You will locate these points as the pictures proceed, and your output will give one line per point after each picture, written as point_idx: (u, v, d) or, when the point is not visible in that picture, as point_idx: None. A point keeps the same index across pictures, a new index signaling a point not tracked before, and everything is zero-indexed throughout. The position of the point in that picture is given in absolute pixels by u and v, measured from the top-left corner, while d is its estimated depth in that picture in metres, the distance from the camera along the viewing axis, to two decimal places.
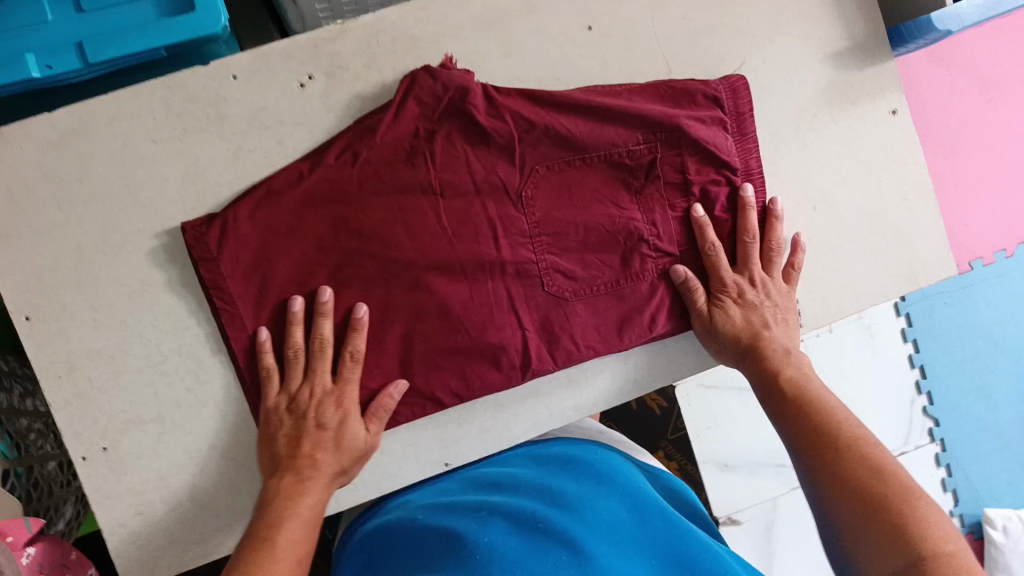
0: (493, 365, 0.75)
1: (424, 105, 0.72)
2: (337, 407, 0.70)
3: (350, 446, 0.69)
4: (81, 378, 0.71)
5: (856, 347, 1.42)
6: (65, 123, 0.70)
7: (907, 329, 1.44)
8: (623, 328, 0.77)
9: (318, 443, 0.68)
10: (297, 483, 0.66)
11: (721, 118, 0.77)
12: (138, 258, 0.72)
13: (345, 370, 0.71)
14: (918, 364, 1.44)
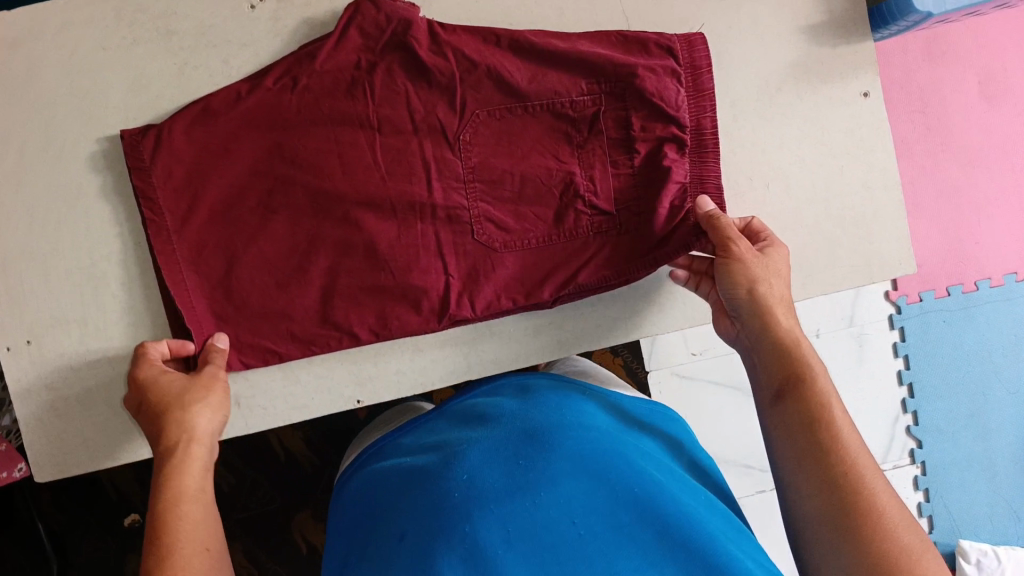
0: (413, 307, 0.76)
1: (366, 35, 0.72)
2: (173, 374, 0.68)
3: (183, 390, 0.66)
4: (12, 272, 0.73)
5: (842, 357, 1.31)
6: (20, 21, 0.71)
7: (900, 343, 1.31)
8: (547, 282, 0.76)
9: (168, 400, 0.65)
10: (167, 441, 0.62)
11: (673, 69, 0.73)
12: (76, 161, 0.73)
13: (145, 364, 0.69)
14: (906, 381, 1.32)
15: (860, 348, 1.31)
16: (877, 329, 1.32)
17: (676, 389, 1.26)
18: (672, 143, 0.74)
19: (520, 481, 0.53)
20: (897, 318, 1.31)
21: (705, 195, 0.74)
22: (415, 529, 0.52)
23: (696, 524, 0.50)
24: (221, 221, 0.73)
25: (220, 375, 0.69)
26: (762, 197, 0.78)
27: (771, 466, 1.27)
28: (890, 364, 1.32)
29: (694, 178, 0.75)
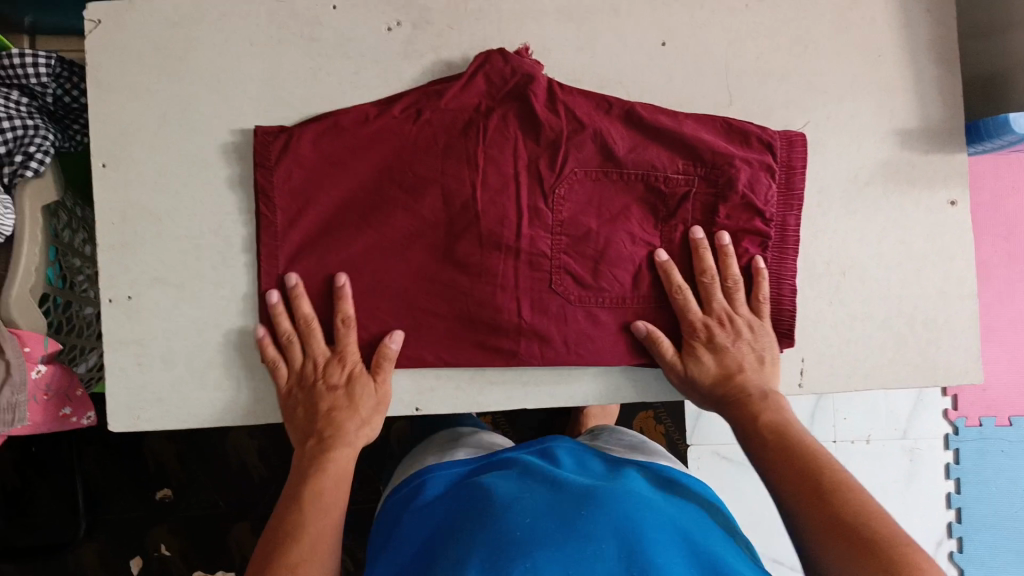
0: (484, 342, 0.80)
1: (491, 83, 0.79)
2: (341, 369, 0.78)
3: (371, 396, 0.78)
4: (130, 230, 0.80)
5: (891, 469, 1.32)
6: (185, 9, 0.79)
7: (952, 466, 1.32)
8: (615, 343, 0.80)
9: (334, 403, 0.77)
10: (320, 446, 0.76)
11: (769, 164, 0.76)
12: (208, 142, 0.80)
13: (339, 336, 0.78)
14: (955, 505, 1.32)
15: (912, 462, 1.32)
16: (931, 446, 1.32)
17: (715, 467, 1.28)
18: (755, 236, 0.77)
19: (576, 534, 0.65)
20: (953, 439, 1.31)
21: (777, 294, 0.78)
22: (483, 554, 0.64)
23: (729, 557, 0.66)
24: (327, 225, 0.80)
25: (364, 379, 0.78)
26: (836, 284, 0.79)
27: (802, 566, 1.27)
28: (939, 486, 1.32)
29: (771, 274, 0.78)
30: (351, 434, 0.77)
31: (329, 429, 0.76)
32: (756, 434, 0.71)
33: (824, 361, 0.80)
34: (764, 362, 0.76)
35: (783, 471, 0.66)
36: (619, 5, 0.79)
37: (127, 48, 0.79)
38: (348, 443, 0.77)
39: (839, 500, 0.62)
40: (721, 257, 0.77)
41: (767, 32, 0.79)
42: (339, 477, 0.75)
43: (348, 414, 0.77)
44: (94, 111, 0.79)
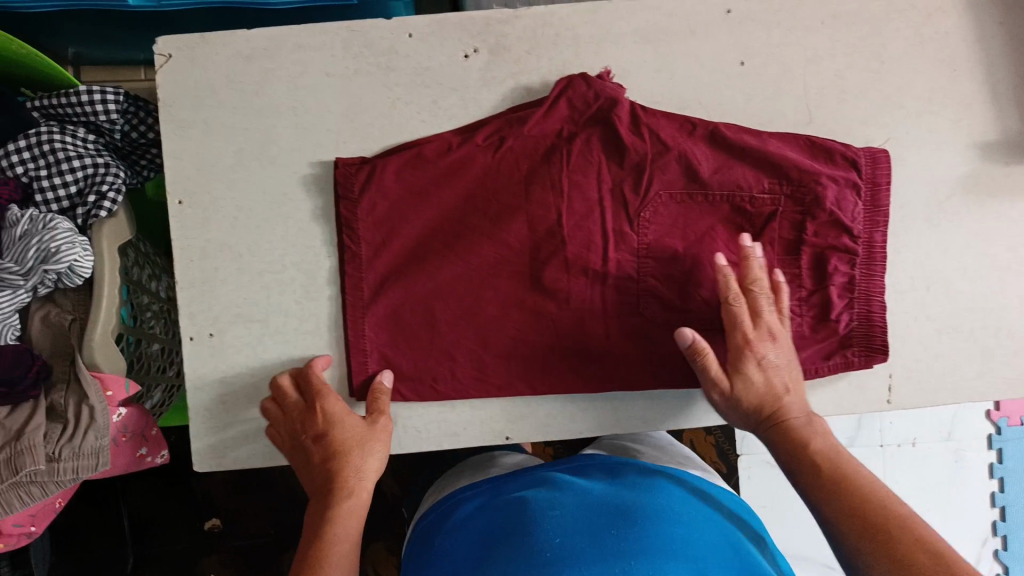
0: (574, 368, 0.80)
1: (574, 108, 0.78)
2: (323, 420, 0.73)
3: (357, 435, 0.72)
4: (210, 266, 0.78)
5: (937, 471, 1.34)
6: (259, 40, 0.78)
7: (996, 464, 1.33)
8: None
9: (323, 455, 0.71)
10: (320, 507, 0.68)
11: (855, 182, 0.77)
12: (287, 175, 0.78)
13: (316, 390, 0.74)
14: (999, 504, 1.33)
15: (957, 464, 1.33)
16: (976, 447, 1.33)
17: (764, 476, 1.28)
18: (842, 253, 0.78)
19: (610, 551, 0.65)
20: (996, 439, 1.33)
21: (867, 310, 0.78)
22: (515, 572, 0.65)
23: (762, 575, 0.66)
24: (412, 256, 0.79)
25: (348, 419, 0.73)
26: (921, 297, 0.81)
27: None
28: (984, 485, 1.33)
29: (861, 290, 0.78)
30: (350, 483, 0.69)
31: (327, 482, 0.69)
32: (805, 461, 0.68)
33: (912, 377, 0.81)
34: (802, 381, 0.74)
35: (838, 503, 0.64)
36: (696, 25, 0.79)
37: (200, 82, 0.78)
38: (351, 494, 0.69)
39: (907, 534, 0.60)
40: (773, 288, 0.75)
41: (845, 49, 0.79)
42: (346, 532, 0.67)
43: (341, 461, 0.70)
44: (169, 148, 0.78)
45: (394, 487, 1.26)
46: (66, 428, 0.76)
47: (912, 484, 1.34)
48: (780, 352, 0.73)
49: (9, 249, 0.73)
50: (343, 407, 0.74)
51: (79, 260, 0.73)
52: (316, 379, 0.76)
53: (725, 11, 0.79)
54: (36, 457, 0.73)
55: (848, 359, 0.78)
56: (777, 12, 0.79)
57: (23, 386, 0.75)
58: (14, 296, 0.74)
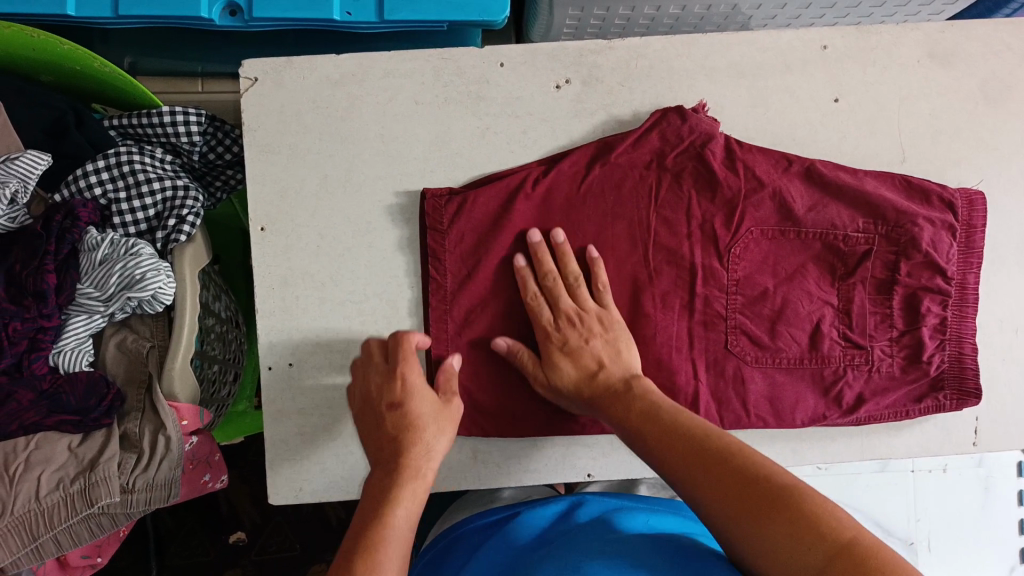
0: None
1: (666, 142, 0.76)
2: (400, 387, 0.66)
3: (431, 409, 0.66)
4: (291, 295, 0.76)
5: (965, 498, 1.25)
6: (348, 66, 0.76)
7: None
8: (795, 407, 0.77)
9: (395, 425, 0.64)
10: (384, 476, 0.62)
11: (951, 224, 0.76)
12: (373, 204, 0.77)
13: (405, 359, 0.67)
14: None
15: (985, 491, 1.25)
16: (1005, 474, 1.25)
17: None
18: (935, 294, 0.77)
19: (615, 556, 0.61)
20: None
21: (958, 352, 0.77)
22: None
23: None
24: (497, 288, 0.76)
25: (427, 395, 0.67)
26: (1009, 340, 0.79)
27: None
28: (1012, 512, 1.25)
29: (952, 332, 0.77)
30: (422, 459, 0.63)
31: (392, 452, 0.63)
32: (631, 421, 0.64)
33: (998, 421, 0.79)
34: (621, 352, 0.71)
35: (675, 453, 0.59)
36: (790, 61, 0.78)
37: (288, 106, 0.76)
38: (418, 470, 0.62)
39: (739, 469, 0.56)
40: (559, 254, 0.74)
41: (938, 88, 0.79)
42: (407, 506, 0.59)
43: (413, 435, 0.64)
44: (253, 172, 0.76)
45: None
46: (139, 458, 0.73)
47: (941, 513, 1.24)
48: (605, 329, 0.72)
49: (87, 274, 0.72)
50: (422, 384, 0.67)
51: (162, 288, 0.71)
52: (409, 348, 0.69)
53: (820, 47, 0.78)
54: (111, 489, 0.70)
55: (939, 402, 0.77)
56: (873, 50, 0.78)
57: (95, 414, 0.72)
58: (90, 321, 0.73)
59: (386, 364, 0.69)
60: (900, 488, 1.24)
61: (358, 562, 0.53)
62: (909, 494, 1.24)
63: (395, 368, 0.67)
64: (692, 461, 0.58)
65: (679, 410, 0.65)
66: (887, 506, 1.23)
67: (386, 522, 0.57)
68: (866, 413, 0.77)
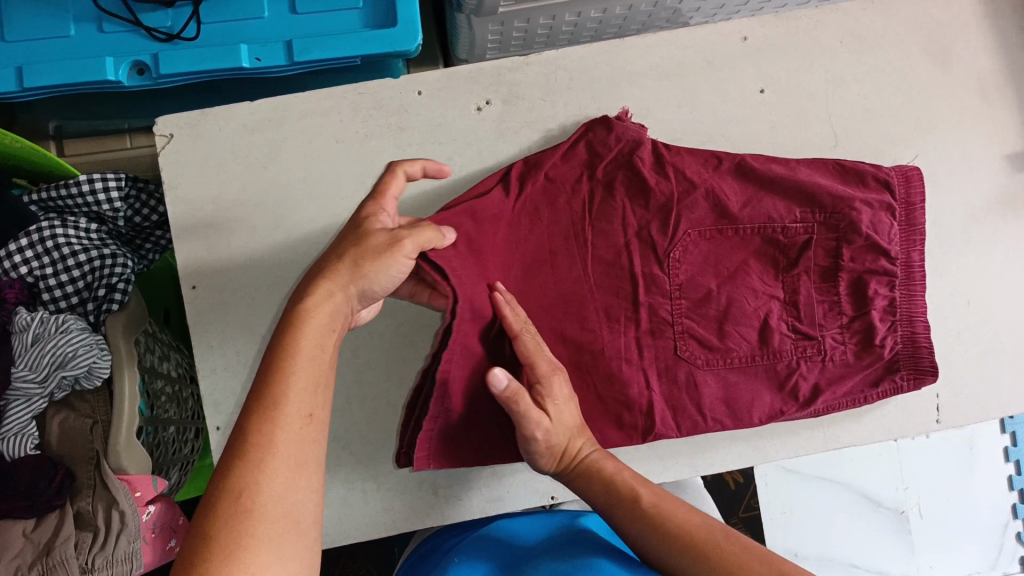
0: (613, 424, 0.75)
1: (595, 151, 0.75)
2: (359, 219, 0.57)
3: (367, 249, 0.54)
4: (231, 352, 0.75)
5: (949, 460, 1.24)
6: (263, 112, 0.75)
7: (1010, 447, 1.24)
8: (751, 405, 0.75)
9: (333, 253, 0.55)
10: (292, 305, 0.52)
11: (890, 204, 0.75)
12: (303, 250, 0.75)
13: (373, 207, 0.58)
14: (1018, 487, 1.23)
15: (970, 450, 1.24)
16: (986, 432, 1.24)
17: (783, 482, 1.23)
18: (881, 277, 0.75)
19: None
20: (1009, 422, 1.24)
21: (911, 332, 0.75)
22: None
23: None
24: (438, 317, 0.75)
25: (376, 234, 0.56)
26: (965, 314, 0.77)
27: (876, 568, 1.22)
28: (1000, 468, 1.24)
29: (903, 312, 0.76)
30: (339, 293, 0.53)
31: (317, 276, 0.54)
32: (614, 507, 0.65)
33: (961, 396, 0.77)
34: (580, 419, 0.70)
35: (673, 548, 0.60)
36: (712, 56, 0.77)
37: (205, 159, 0.75)
38: (319, 308, 0.52)
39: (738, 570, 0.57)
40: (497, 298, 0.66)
41: (866, 68, 0.77)
42: (315, 331, 0.51)
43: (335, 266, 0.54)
44: (177, 232, 0.75)
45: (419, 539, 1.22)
46: (96, 536, 0.70)
47: (928, 478, 1.23)
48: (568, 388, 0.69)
49: (22, 356, 0.69)
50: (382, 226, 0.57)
51: (97, 362, 0.71)
52: (379, 199, 0.59)
53: (741, 38, 0.77)
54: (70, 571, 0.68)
55: (896, 385, 0.75)
56: (795, 36, 0.77)
57: (46, 496, 0.69)
58: (30, 403, 0.70)
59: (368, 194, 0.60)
60: (882, 459, 1.23)
61: (236, 454, 0.46)
62: (893, 463, 1.23)
63: (370, 204, 0.59)
64: (685, 546, 0.60)
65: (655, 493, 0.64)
66: (872, 477, 1.23)
67: (281, 399, 0.48)
68: (823, 403, 0.76)
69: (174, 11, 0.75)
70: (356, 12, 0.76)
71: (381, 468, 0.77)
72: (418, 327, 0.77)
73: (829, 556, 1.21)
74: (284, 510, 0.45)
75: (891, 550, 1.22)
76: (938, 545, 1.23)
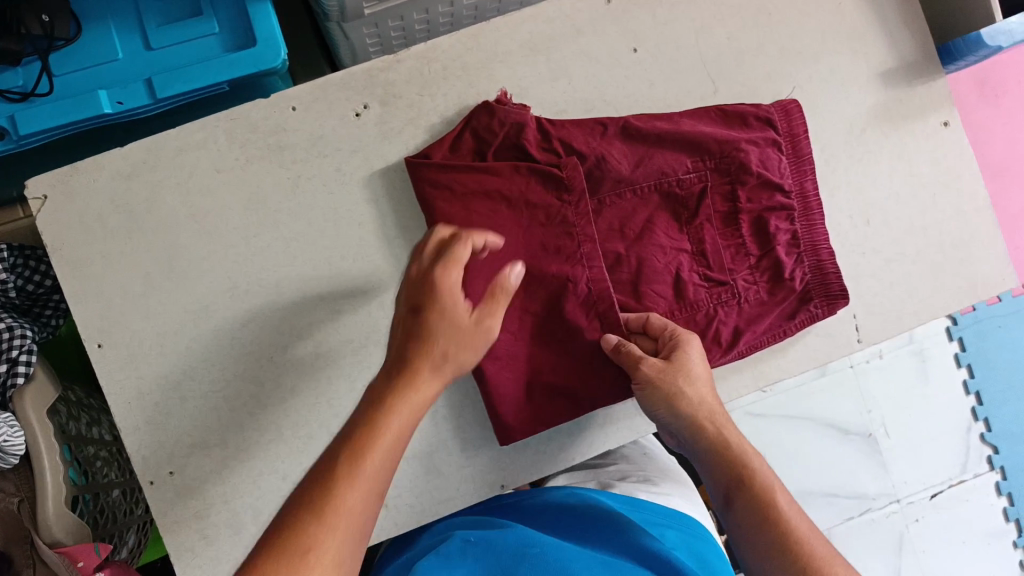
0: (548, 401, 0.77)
1: (480, 138, 0.75)
2: (436, 283, 0.57)
3: (448, 329, 0.56)
4: (150, 403, 0.74)
5: (905, 375, 1.27)
6: (136, 155, 0.73)
7: (960, 353, 1.28)
8: None
9: (415, 334, 0.56)
10: (385, 387, 0.53)
11: (774, 139, 0.76)
12: (206, 287, 0.74)
13: (443, 259, 0.58)
14: (973, 390, 1.28)
15: (923, 363, 1.27)
16: (936, 342, 1.28)
17: (750, 428, 1.23)
18: (779, 211, 0.77)
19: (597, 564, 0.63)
20: (954, 329, 1.28)
21: (816, 260, 0.77)
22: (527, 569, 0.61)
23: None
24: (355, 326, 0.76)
25: (450, 304, 0.57)
26: (864, 233, 0.79)
27: (856, 492, 1.24)
28: (954, 376, 1.28)
29: (806, 243, 0.77)
30: (429, 370, 0.54)
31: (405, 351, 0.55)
32: (722, 474, 0.66)
33: (876, 311, 0.79)
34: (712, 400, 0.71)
35: (753, 515, 0.63)
36: (581, 24, 0.77)
37: (85, 214, 0.73)
38: (412, 384, 0.53)
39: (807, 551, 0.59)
40: (439, 257, 0.59)
41: (730, 10, 0.78)
42: (402, 416, 0.51)
43: (418, 344, 0.55)
44: (72, 293, 0.73)
45: None
46: None
47: (887, 397, 1.26)
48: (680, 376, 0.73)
49: None
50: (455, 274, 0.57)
51: (7, 439, 0.68)
52: (456, 245, 0.59)
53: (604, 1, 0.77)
54: None
55: (811, 313, 0.77)
56: None
57: None
58: None
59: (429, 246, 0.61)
60: (843, 386, 1.25)
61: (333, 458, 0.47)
62: (853, 387, 1.25)
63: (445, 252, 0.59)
64: (765, 517, 0.62)
65: (777, 488, 0.65)
66: (836, 407, 1.25)
67: (379, 430, 0.49)
68: (746, 344, 0.77)
69: (23, 68, 0.72)
70: (213, 37, 0.74)
71: None
72: (337, 344, 0.75)
73: (808, 489, 1.23)
74: (359, 516, 0.46)
75: (865, 472, 1.24)
76: (908, 459, 1.26)
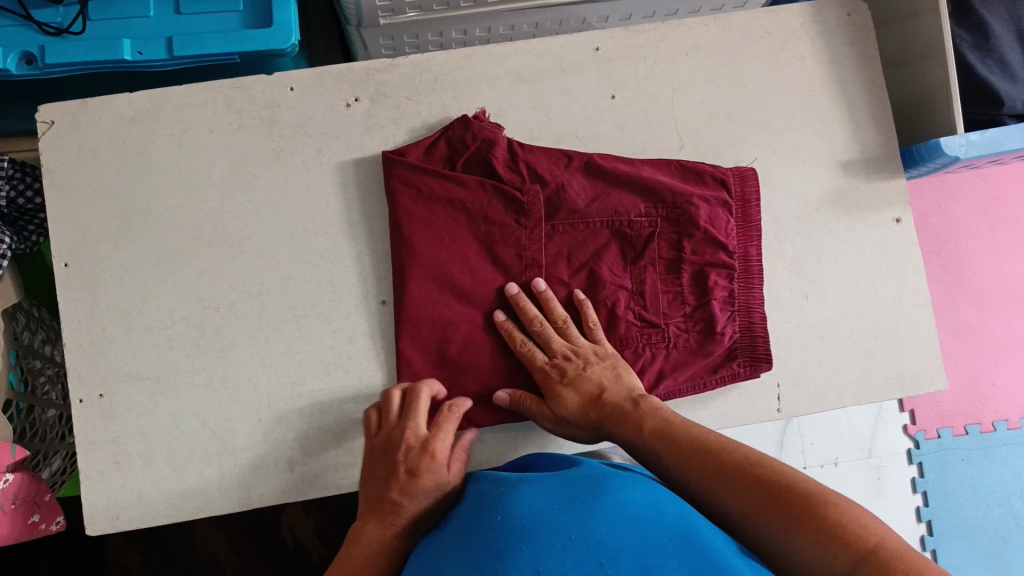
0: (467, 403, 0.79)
1: (454, 147, 0.81)
2: (423, 452, 0.69)
3: (420, 490, 0.67)
4: (98, 327, 0.78)
5: (859, 490, 1.25)
6: (141, 103, 0.80)
7: (918, 478, 1.26)
8: None
9: (404, 485, 0.67)
10: (379, 526, 0.65)
11: (726, 200, 0.80)
12: (173, 230, 0.79)
13: (412, 416, 0.72)
14: (926, 518, 1.26)
15: (878, 479, 1.26)
16: (895, 462, 1.27)
17: None
18: (720, 268, 0.80)
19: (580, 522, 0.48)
20: (915, 453, 1.27)
21: (748, 322, 0.80)
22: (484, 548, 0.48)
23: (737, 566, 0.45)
24: (301, 294, 0.80)
25: (419, 453, 0.69)
26: (801, 306, 0.82)
27: None
28: (908, 500, 1.26)
29: (741, 303, 0.80)
30: (395, 511, 0.66)
31: (388, 487, 0.68)
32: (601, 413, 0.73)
33: (799, 383, 0.81)
34: (621, 374, 0.75)
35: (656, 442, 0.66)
36: (567, 65, 0.83)
37: (83, 146, 0.80)
38: (392, 530, 0.65)
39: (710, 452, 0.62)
40: (386, 415, 0.73)
41: (708, 79, 0.84)
42: (388, 543, 0.64)
43: (389, 517, 0.66)
44: (54, 214, 0.79)
45: (325, 551, 1.24)
46: None
47: None
48: (591, 362, 0.75)
49: None
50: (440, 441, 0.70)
51: None
52: (423, 410, 0.72)
53: (594, 48, 0.84)
54: None
55: (733, 371, 0.79)
56: (643, 47, 0.84)
57: None
58: None
59: (398, 415, 0.73)
60: None
61: None
62: None
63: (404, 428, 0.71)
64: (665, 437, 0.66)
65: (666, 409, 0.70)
66: None
67: None
68: (665, 389, 0.79)
69: (64, 8, 0.81)
70: (235, 14, 0.82)
71: (239, 445, 0.78)
72: (282, 309, 0.80)
73: None
74: None
75: None
76: None
